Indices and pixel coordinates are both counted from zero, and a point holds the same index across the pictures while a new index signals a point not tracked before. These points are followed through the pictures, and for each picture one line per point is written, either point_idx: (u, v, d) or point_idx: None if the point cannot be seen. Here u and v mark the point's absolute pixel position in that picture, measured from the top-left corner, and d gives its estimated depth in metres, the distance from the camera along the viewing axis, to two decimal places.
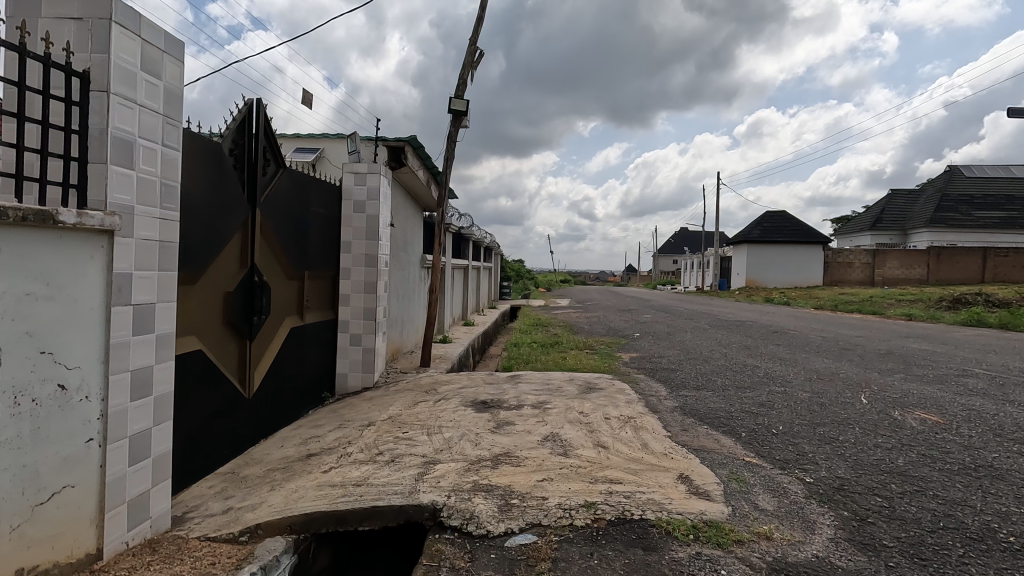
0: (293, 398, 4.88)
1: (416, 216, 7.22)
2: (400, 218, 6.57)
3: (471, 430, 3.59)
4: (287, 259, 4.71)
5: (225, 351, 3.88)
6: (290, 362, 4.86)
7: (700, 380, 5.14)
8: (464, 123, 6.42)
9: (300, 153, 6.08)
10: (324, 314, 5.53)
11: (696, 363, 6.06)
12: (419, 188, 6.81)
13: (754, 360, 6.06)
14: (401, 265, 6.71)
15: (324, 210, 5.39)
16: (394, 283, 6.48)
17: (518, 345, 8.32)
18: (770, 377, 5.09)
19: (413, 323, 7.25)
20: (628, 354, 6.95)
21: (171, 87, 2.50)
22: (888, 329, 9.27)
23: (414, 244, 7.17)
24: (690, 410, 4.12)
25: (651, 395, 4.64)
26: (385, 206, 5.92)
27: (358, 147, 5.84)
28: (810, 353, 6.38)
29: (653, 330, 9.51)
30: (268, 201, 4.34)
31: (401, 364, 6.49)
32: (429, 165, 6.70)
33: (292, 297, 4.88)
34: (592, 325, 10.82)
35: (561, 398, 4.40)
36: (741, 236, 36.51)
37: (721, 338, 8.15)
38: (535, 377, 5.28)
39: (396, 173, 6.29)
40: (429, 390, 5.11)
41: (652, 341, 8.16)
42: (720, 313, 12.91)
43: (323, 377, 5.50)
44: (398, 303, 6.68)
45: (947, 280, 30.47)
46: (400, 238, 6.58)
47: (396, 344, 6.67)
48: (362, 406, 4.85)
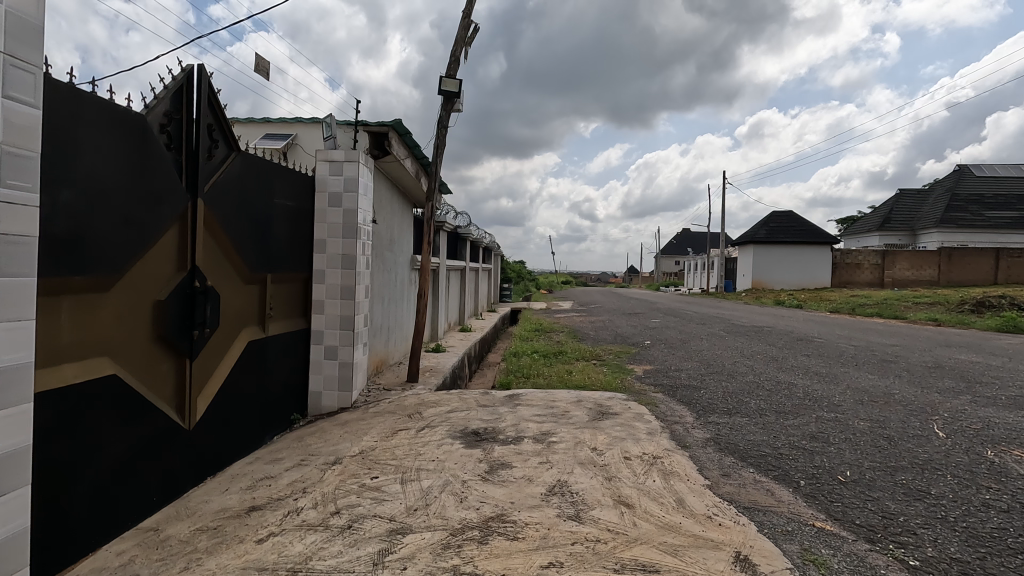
0: (252, 422, 4.16)
1: (404, 211, 6.49)
2: (385, 213, 5.83)
3: (457, 476, 2.85)
4: (242, 260, 3.96)
5: (154, 374, 3.13)
6: (248, 381, 4.13)
7: (731, 403, 4.39)
8: (457, 106, 5.69)
9: (269, 139, 5.34)
10: (293, 323, 4.79)
11: (721, 379, 5.31)
12: (406, 180, 6.07)
13: (788, 375, 5.30)
14: (386, 266, 5.97)
15: (291, 202, 4.64)
16: (378, 287, 5.75)
17: (518, 355, 7.55)
18: (813, 399, 4.34)
19: (401, 331, 6.51)
20: (641, 367, 6.19)
21: (19, 16, 1.77)
22: (920, 335, 8.52)
23: (401, 243, 6.44)
24: (728, 445, 3.37)
25: (676, 422, 3.89)
26: (366, 200, 5.18)
27: (334, 132, 5.09)
28: (849, 367, 5.63)
29: (666, 337, 8.75)
30: (216, 190, 3.61)
31: (385, 378, 5.75)
32: (418, 153, 5.97)
33: (251, 304, 4.15)
34: (598, 331, 10.05)
35: (569, 428, 3.65)
36: (747, 237, 35.73)
37: (742, 347, 7.39)
38: (538, 398, 4.53)
39: (380, 162, 5.55)
40: (413, 413, 4.36)
41: (665, 350, 7.42)
42: (733, 317, 12.15)
43: (291, 395, 4.77)
44: (383, 310, 5.95)
45: (959, 282, 29.66)
46: (384, 236, 5.85)
47: (380, 356, 5.93)
48: (333, 435, 4.10)
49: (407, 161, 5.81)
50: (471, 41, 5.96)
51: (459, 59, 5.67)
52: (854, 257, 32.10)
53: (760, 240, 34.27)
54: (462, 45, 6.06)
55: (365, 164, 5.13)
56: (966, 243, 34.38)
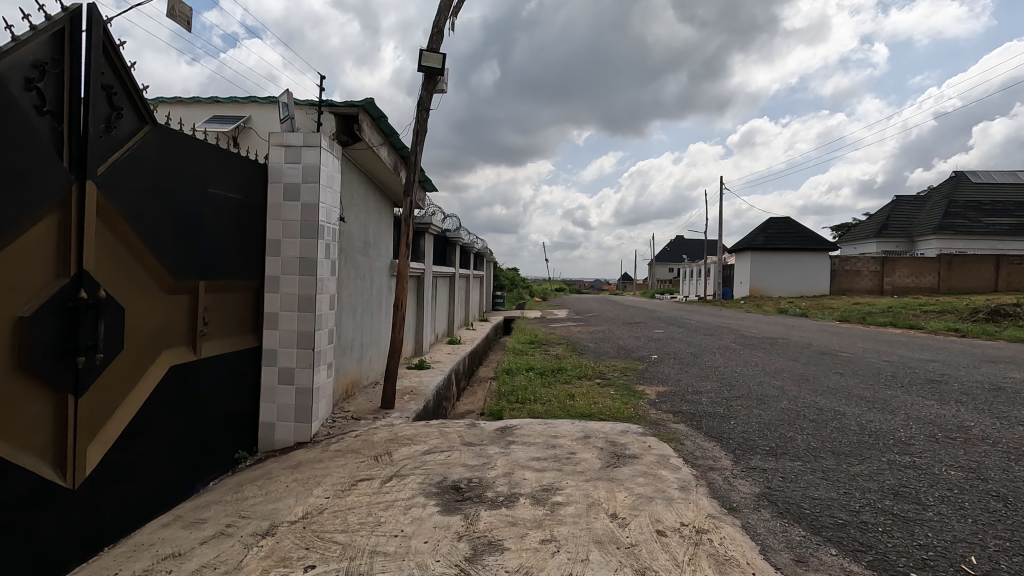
0: (176, 467, 3.30)
1: (381, 209, 5.68)
2: (355, 210, 5.01)
3: (425, 570, 2.02)
4: (160, 263, 3.10)
5: (14, 420, 2.27)
6: (171, 414, 3.27)
7: (773, 440, 3.56)
8: (440, 86, 4.89)
9: (216, 121, 4.50)
10: (237, 339, 3.94)
11: (751, 405, 4.49)
12: (382, 172, 5.27)
13: (829, 401, 4.49)
14: (358, 272, 5.15)
15: (233, 194, 3.79)
16: (347, 297, 4.92)
17: (511, 372, 6.69)
18: (874, 435, 3.53)
19: (376, 346, 5.66)
20: (653, 389, 5.36)
21: None
22: (952, 348, 7.77)
23: (377, 246, 5.62)
24: (789, 508, 2.54)
25: (712, 470, 3.06)
26: (330, 193, 4.35)
27: (292, 112, 4.27)
28: (895, 390, 4.84)
29: (674, 350, 7.94)
30: (118, 170, 2.77)
31: (355, 404, 4.91)
32: (395, 140, 5.17)
33: (176, 319, 3.30)
34: (598, 344, 9.22)
35: (578, 481, 2.81)
36: (744, 244, 35.10)
37: (763, 363, 6.58)
38: (535, 434, 3.69)
39: (349, 150, 4.74)
40: (381, 455, 3.51)
41: (676, 367, 6.60)
42: (742, 328, 11.34)
43: (233, 428, 3.92)
44: (354, 323, 5.12)
45: (960, 289, 29.14)
46: (354, 236, 5.03)
47: (351, 377, 5.09)
48: (276, 485, 3.24)
49: (382, 150, 5.00)
50: (457, 12, 5.17)
51: (443, 31, 4.87)
52: (853, 264, 31.54)
53: (758, 247, 33.65)
54: (447, 17, 5.27)
55: (329, 150, 4.32)
56: (965, 250, 33.93)
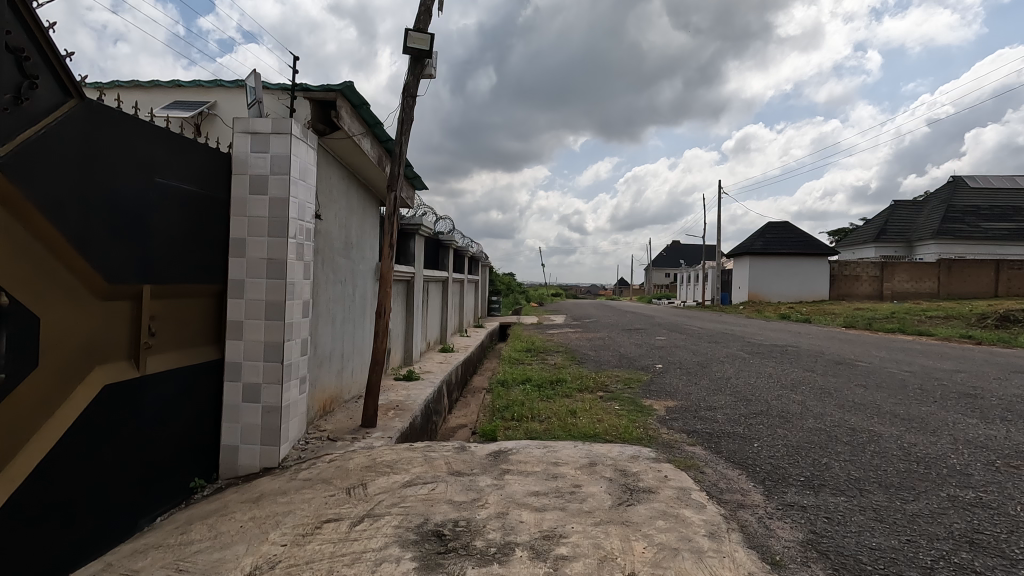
0: (110, 503, 2.81)
1: (364, 208, 5.22)
2: (333, 206, 4.55)
3: None
4: (89, 263, 2.61)
5: None
6: (105, 442, 2.78)
7: (808, 470, 3.09)
8: (427, 70, 4.44)
9: (176, 106, 4.03)
10: (191, 352, 3.45)
11: (774, 424, 4.02)
12: (364, 165, 4.80)
13: (860, 419, 4.04)
14: (336, 275, 4.67)
15: (186, 186, 3.31)
16: (323, 303, 4.43)
17: (506, 384, 6.19)
18: (923, 463, 3.07)
19: (358, 356, 5.18)
20: (662, 405, 4.89)
21: None
22: (974, 357, 7.34)
23: (359, 248, 5.15)
24: (846, 563, 2.07)
25: (743, 508, 2.59)
26: (303, 187, 3.88)
27: (261, 96, 3.80)
28: (931, 406, 4.39)
29: (680, 360, 7.48)
30: (30, 151, 2.28)
31: (333, 421, 4.42)
32: (378, 131, 4.71)
33: (112, 329, 2.81)
34: (599, 352, 8.76)
35: (585, 525, 2.34)
36: (743, 248, 34.73)
37: (777, 374, 6.13)
38: (534, 461, 3.22)
39: (326, 140, 4.27)
40: (355, 487, 3.02)
41: (684, 378, 6.14)
42: (747, 334, 10.89)
43: (187, 453, 3.42)
44: (332, 333, 4.64)
45: (961, 295, 28.85)
46: (331, 235, 4.56)
47: (328, 391, 4.61)
48: (229, 526, 2.75)
49: (363, 140, 4.54)
50: None
51: (431, 10, 4.43)
52: (852, 269, 31.24)
53: (757, 251, 33.30)
54: None
55: (302, 138, 3.85)
56: (964, 254, 33.71)
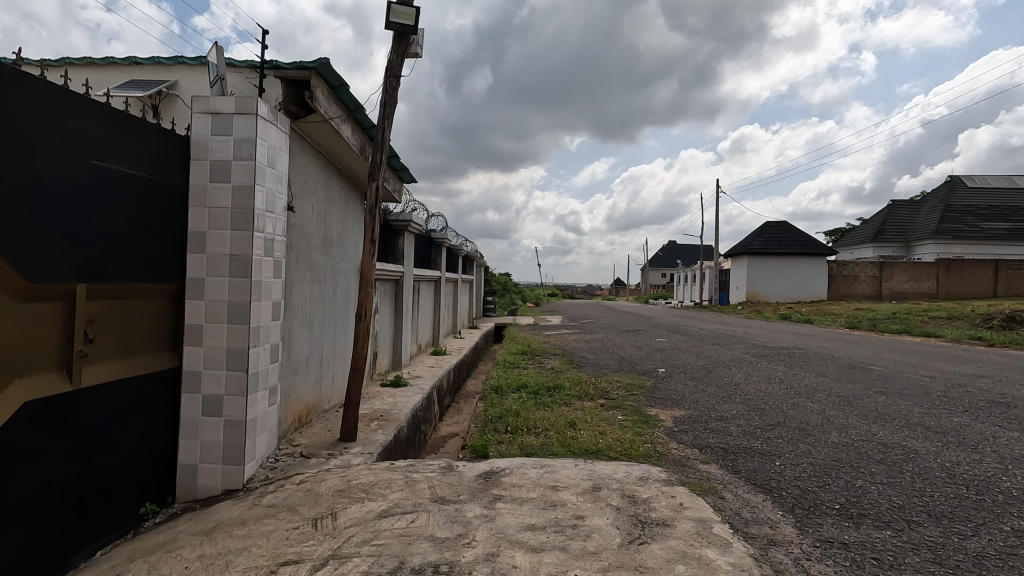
0: (33, 539, 2.39)
1: (345, 201, 4.82)
2: (309, 198, 4.15)
3: None
4: (4, 257, 2.19)
5: None
6: (27, 469, 2.36)
7: (843, 496, 2.70)
8: (413, 48, 4.05)
9: (131, 86, 3.62)
10: (142, 359, 3.04)
11: (794, 438, 3.64)
12: (344, 153, 4.40)
13: (889, 432, 3.66)
14: (312, 274, 4.27)
15: (132, 171, 2.90)
16: (297, 304, 4.03)
17: (500, 391, 5.79)
18: (974, 488, 2.70)
19: (338, 362, 4.79)
20: (668, 414, 4.51)
21: None
22: (992, 361, 6.98)
23: (339, 244, 4.75)
24: None
25: (775, 547, 2.21)
26: (272, 174, 3.48)
27: (224, 72, 3.39)
28: (963, 417, 4.02)
29: (684, 364, 7.10)
30: None
31: (308, 434, 4.03)
32: (358, 115, 4.31)
33: (38, 336, 2.39)
34: (598, 355, 8.37)
35: (591, 572, 1.95)
36: (740, 248, 34.43)
37: (789, 379, 5.76)
38: (529, 485, 2.82)
39: (300, 125, 3.87)
40: (323, 516, 2.62)
41: (689, 384, 5.76)
42: (751, 336, 10.52)
43: (138, 475, 3.01)
44: (308, 337, 4.24)
45: (960, 295, 28.64)
46: (308, 229, 4.17)
47: (304, 401, 4.21)
48: (171, 566, 2.34)
49: (343, 126, 4.14)
50: None
51: None
52: (851, 269, 30.99)
53: (754, 251, 33.00)
54: None
55: (270, 120, 3.45)
56: (962, 254, 33.52)
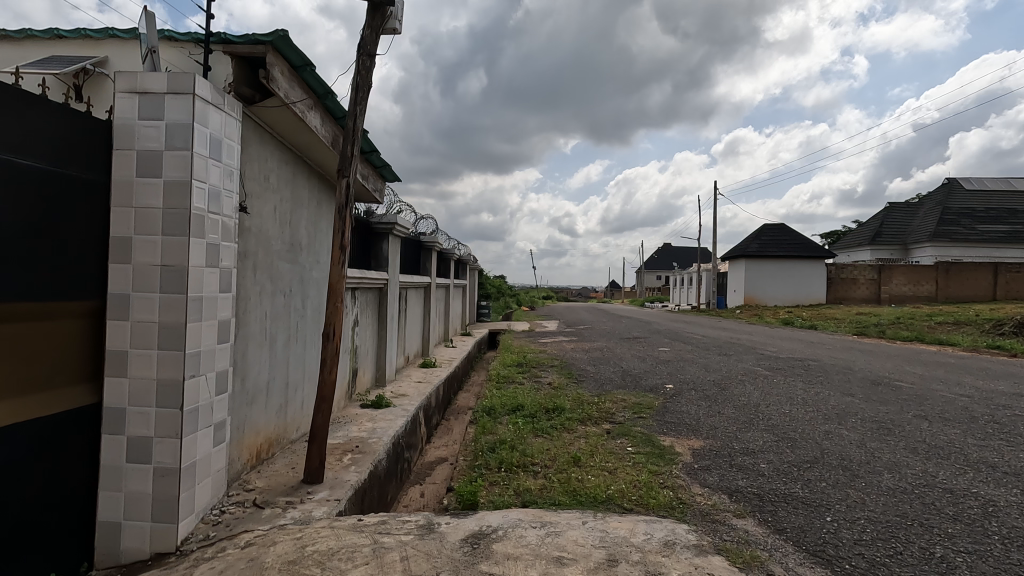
0: None
1: (313, 201, 4.25)
2: (268, 198, 3.58)
3: None
4: None
5: None
6: None
7: (927, 573, 2.14)
8: (391, 23, 3.47)
9: (48, 62, 3.02)
10: (49, 398, 2.43)
11: (841, 482, 3.07)
12: (311, 144, 3.83)
13: (953, 475, 3.10)
14: (274, 285, 3.69)
15: (27, 162, 2.29)
16: (254, 322, 3.44)
17: (493, 413, 5.19)
18: None
19: (303, 386, 4.19)
20: (685, 446, 3.94)
21: None
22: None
23: (306, 251, 4.17)
24: None
25: None
26: (216, 168, 2.88)
27: (156, 44, 2.79)
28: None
29: (694, 379, 6.54)
30: None
31: (266, 475, 3.43)
32: (328, 102, 3.75)
33: None
34: (599, 368, 7.79)
35: None
36: (737, 251, 34.01)
37: (813, 399, 5.19)
38: (528, 559, 2.24)
39: (256, 111, 3.29)
40: None
41: (703, 405, 5.19)
42: (758, 345, 9.96)
43: (39, 542, 2.40)
44: (270, 359, 3.66)
45: (959, 298, 28.30)
46: (268, 234, 3.59)
47: (265, 434, 3.62)
48: None
49: (308, 113, 3.58)
50: None
51: None
52: (850, 272, 30.61)
53: (752, 254, 32.55)
54: None
55: (214, 102, 2.85)
56: (960, 257, 33.23)
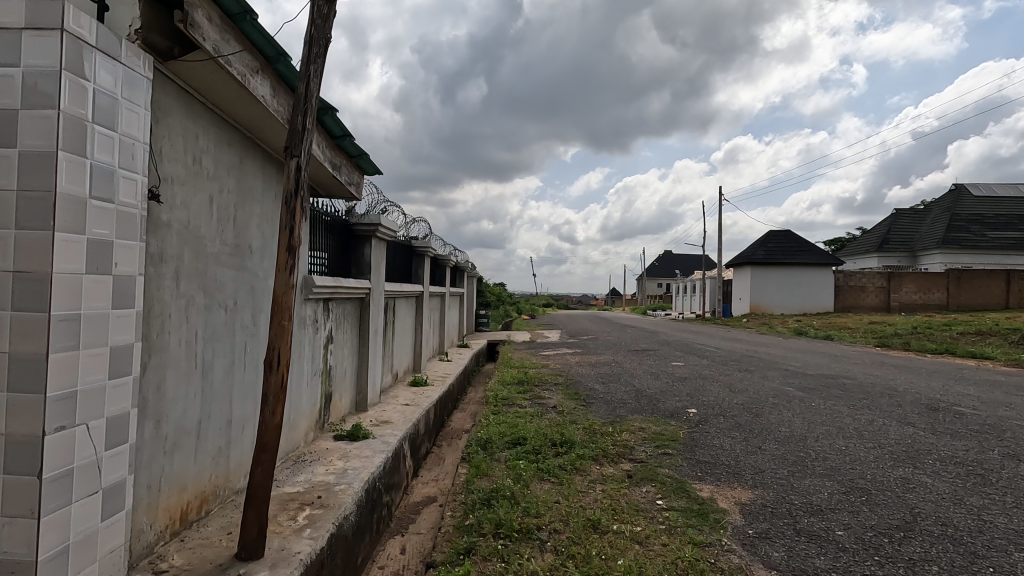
0: None
1: (264, 194, 3.48)
2: (199, 186, 2.81)
3: None
4: None
5: None
6: None
7: None
8: None
9: None
10: None
11: (960, 566, 2.27)
12: (258, 120, 3.08)
13: None
14: (208, 298, 2.91)
15: None
16: (177, 346, 2.66)
17: (489, 448, 4.38)
18: None
19: (251, 422, 3.39)
20: (730, 498, 3.13)
21: None
22: None
23: (254, 254, 3.39)
24: None
25: None
26: (104, 139, 2.10)
27: None
28: None
29: (719, 403, 5.72)
30: None
31: (190, 546, 2.63)
32: (279, 68, 3.02)
33: None
34: (609, 387, 6.97)
35: None
36: (743, 258, 33.23)
37: (868, 431, 4.37)
38: None
39: (178, 71, 2.54)
40: None
41: (737, 438, 4.37)
42: (779, 360, 9.13)
43: None
44: (202, 392, 2.88)
45: (971, 307, 27.51)
46: (201, 232, 2.82)
47: (194, 489, 2.83)
48: None
49: (251, 78, 2.82)
50: None
51: None
52: (858, 279, 29.80)
53: (758, 261, 31.75)
54: None
55: (104, 47, 2.08)
56: (970, 265, 32.46)
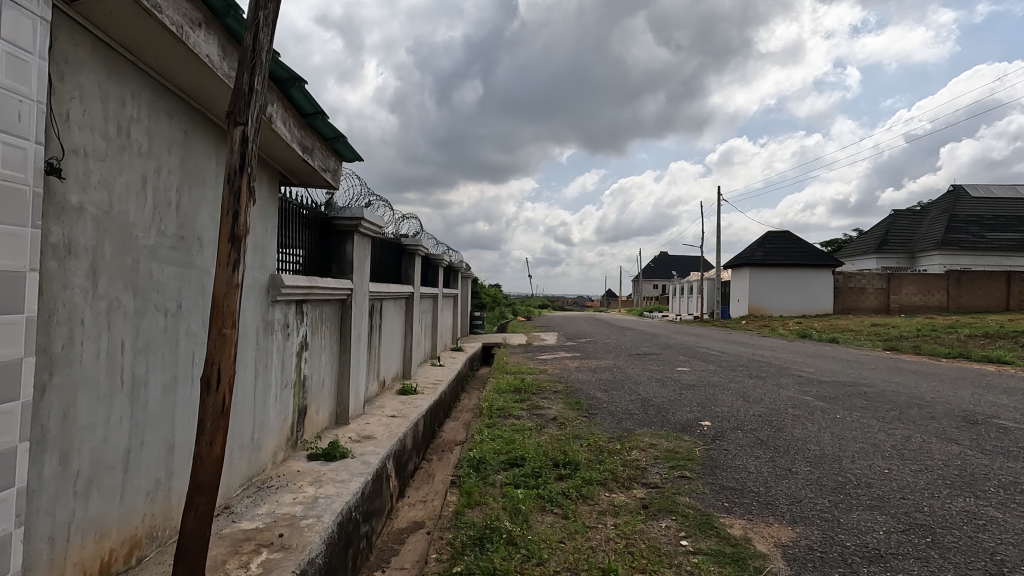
0: None
1: (215, 177, 2.95)
2: (126, 164, 2.30)
3: None
4: None
5: None
6: None
7: None
8: None
9: None
10: None
11: None
12: (204, 86, 2.56)
13: None
14: (139, 300, 2.39)
15: None
16: (93, 360, 2.14)
17: (483, 469, 3.87)
18: None
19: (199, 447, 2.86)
20: (768, 539, 2.63)
21: None
22: None
23: (204, 249, 2.86)
24: None
25: None
26: None
27: None
28: None
29: (735, 415, 5.23)
30: None
31: None
32: (229, 23, 2.50)
33: None
34: (613, 396, 6.47)
35: None
36: (741, 259, 32.86)
37: (910, 450, 3.88)
38: None
39: (90, 16, 2.02)
40: None
41: (762, 458, 3.88)
42: (790, 365, 8.66)
43: None
44: (131, 415, 2.36)
45: (972, 309, 27.20)
46: (129, 220, 2.30)
47: (119, 535, 2.31)
48: None
49: (191, 32, 2.31)
50: None
51: None
52: (858, 281, 29.47)
53: (756, 262, 31.37)
54: None
55: None
56: (969, 267, 32.19)
